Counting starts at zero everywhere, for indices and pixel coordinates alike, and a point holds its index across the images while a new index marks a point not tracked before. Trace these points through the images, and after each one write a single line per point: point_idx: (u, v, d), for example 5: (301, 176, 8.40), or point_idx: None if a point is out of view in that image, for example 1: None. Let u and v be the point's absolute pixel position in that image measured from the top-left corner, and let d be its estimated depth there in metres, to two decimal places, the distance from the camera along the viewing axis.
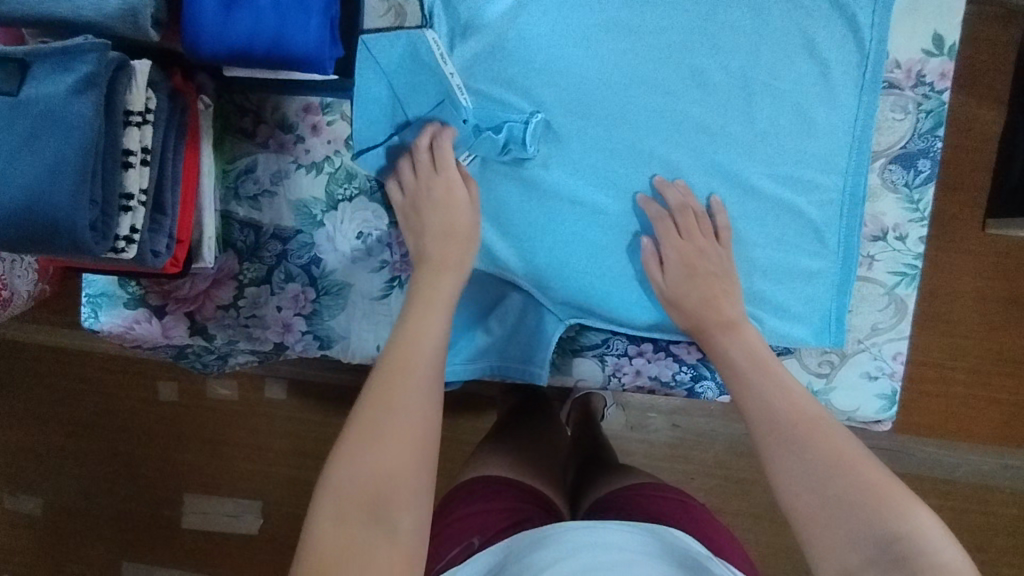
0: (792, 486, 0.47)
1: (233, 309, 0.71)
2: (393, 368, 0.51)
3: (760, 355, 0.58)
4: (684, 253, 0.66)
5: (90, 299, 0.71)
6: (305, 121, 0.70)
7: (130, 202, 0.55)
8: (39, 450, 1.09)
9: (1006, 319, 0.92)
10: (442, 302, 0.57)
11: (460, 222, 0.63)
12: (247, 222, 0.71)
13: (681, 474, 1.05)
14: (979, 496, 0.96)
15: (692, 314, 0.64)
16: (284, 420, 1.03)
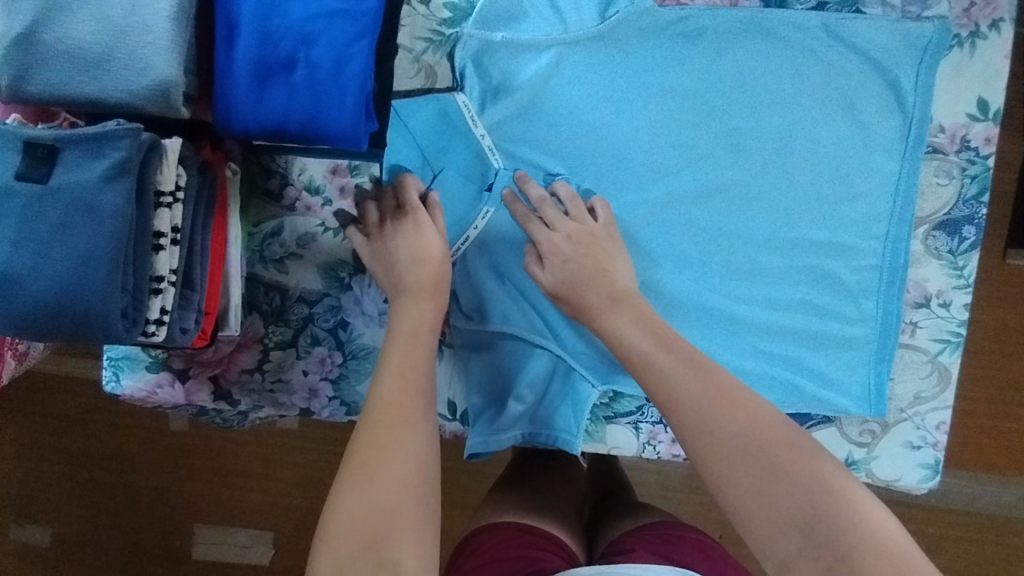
0: (718, 471, 0.45)
1: (258, 373, 0.74)
2: (380, 410, 0.51)
3: (663, 331, 0.56)
4: (558, 245, 0.64)
5: (112, 362, 0.74)
6: (333, 183, 0.71)
7: (161, 283, 0.55)
8: (73, 480, 1.26)
9: None
10: (426, 335, 0.59)
11: (429, 249, 0.63)
12: (273, 284, 0.72)
13: (703, 509, 1.08)
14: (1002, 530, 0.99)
15: (573, 298, 0.62)
16: (300, 449, 1.19)
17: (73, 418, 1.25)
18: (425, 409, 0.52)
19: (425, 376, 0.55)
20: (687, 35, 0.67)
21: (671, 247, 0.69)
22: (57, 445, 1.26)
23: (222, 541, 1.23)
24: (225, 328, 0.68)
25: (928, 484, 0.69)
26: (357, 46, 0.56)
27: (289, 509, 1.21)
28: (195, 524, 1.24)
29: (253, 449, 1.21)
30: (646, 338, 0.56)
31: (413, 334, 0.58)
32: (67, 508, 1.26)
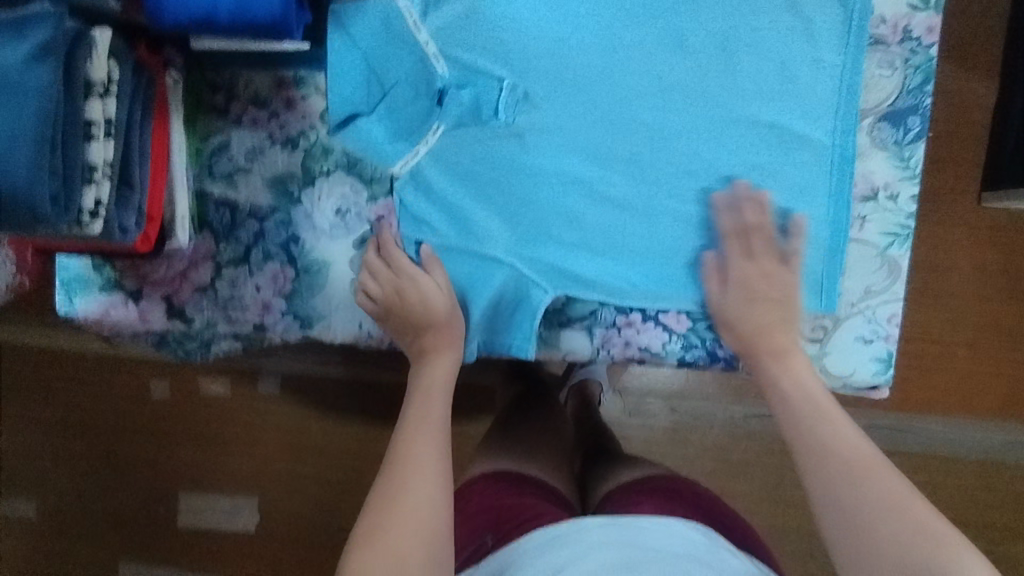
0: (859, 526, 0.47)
1: (211, 291, 0.74)
2: (398, 455, 0.55)
3: (816, 394, 0.57)
4: (749, 274, 0.64)
5: (65, 283, 0.74)
6: (279, 96, 0.71)
7: (94, 174, 0.54)
8: (56, 449, 1.28)
9: (1003, 292, 1.04)
10: (439, 387, 0.62)
11: (434, 313, 0.66)
12: (222, 201, 0.72)
13: (679, 457, 1.15)
14: (982, 475, 1.13)
15: (746, 336, 0.63)
16: (287, 413, 1.22)
17: (55, 387, 1.27)
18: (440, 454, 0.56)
19: (440, 420, 0.59)
20: None
21: (621, 151, 0.69)
22: (36, 415, 1.28)
23: (208, 508, 1.25)
24: (170, 242, 0.68)
25: (883, 379, 0.70)
26: None
27: (272, 474, 1.23)
28: (179, 491, 1.26)
29: (236, 415, 1.24)
30: (802, 396, 0.57)
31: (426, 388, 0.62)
32: (50, 479, 1.28)
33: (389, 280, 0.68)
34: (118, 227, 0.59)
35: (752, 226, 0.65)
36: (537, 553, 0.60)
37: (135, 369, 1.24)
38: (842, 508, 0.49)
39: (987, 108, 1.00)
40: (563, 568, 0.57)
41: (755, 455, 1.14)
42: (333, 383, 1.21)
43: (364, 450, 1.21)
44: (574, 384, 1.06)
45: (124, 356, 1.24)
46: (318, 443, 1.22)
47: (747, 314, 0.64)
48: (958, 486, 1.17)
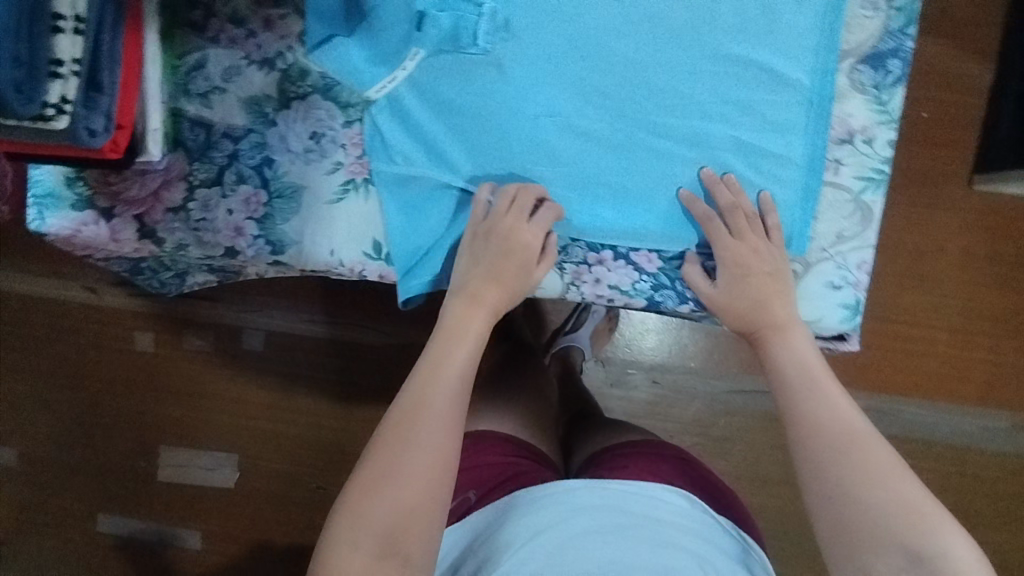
0: (837, 495, 0.53)
1: (183, 213, 0.73)
2: (412, 411, 0.56)
3: (809, 366, 0.62)
4: (739, 254, 0.66)
5: (36, 200, 0.73)
6: (258, 15, 0.70)
7: (60, 69, 0.54)
8: (37, 395, 1.27)
9: (982, 276, 1.16)
10: (471, 339, 0.63)
11: (506, 265, 0.67)
12: (197, 119, 0.72)
13: (662, 429, 1.17)
14: (952, 456, 1.19)
15: (742, 314, 0.67)
16: (272, 370, 1.22)
17: (37, 334, 1.26)
18: (455, 410, 0.58)
19: (460, 375, 0.60)
20: None
21: (598, 83, 0.68)
22: (15, 362, 1.27)
23: (188, 463, 1.25)
24: (141, 156, 0.68)
25: (849, 326, 0.70)
26: None
27: (254, 430, 1.23)
28: (160, 443, 1.26)
29: (218, 370, 1.23)
30: (797, 366, 0.62)
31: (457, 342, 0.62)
32: (29, 425, 1.28)
33: (502, 215, 0.66)
34: (85, 128, 0.59)
35: (730, 207, 0.66)
36: (526, 507, 0.63)
37: (119, 319, 1.24)
38: (831, 479, 0.54)
39: (976, 106, 1.13)
40: (538, 531, 0.59)
41: (736, 432, 1.17)
42: (318, 343, 1.21)
43: (346, 410, 1.21)
44: (557, 352, 1.09)
45: (110, 305, 1.24)
46: (301, 402, 1.22)
47: (741, 296, 0.66)
48: (933, 470, 1.19)
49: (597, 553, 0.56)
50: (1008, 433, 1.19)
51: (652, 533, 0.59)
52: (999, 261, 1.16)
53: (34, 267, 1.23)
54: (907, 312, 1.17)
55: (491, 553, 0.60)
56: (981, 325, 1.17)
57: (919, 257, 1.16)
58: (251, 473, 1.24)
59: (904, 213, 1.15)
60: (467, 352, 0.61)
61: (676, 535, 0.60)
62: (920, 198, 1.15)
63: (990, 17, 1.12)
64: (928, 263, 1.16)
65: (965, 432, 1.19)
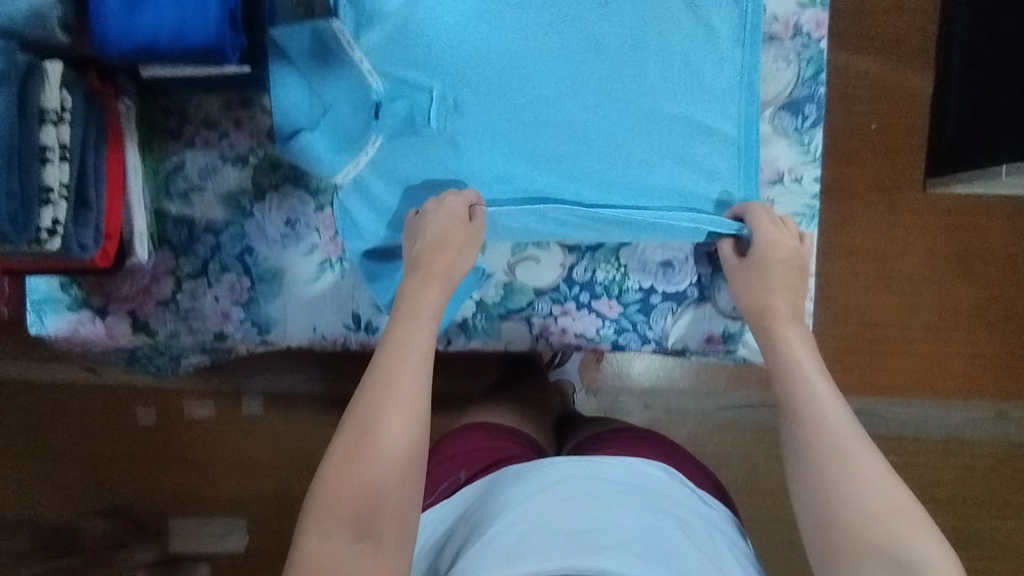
0: (830, 489, 0.55)
1: (172, 304, 0.78)
2: (376, 392, 0.59)
3: (807, 364, 0.63)
4: (774, 247, 0.69)
5: (34, 305, 0.78)
6: (228, 117, 0.76)
7: (51, 195, 0.60)
8: (45, 479, 1.30)
9: (950, 274, 1.21)
10: (426, 317, 0.65)
11: (454, 236, 0.69)
12: (180, 217, 0.77)
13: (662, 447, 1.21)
14: (938, 445, 1.23)
15: (758, 297, 0.69)
16: (275, 431, 1.26)
17: (41, 418, 1.29)
18: (417, 388, 0.60)
19: (421, 355, 0.62)
20: None
21: (544, 149, 0.74)
22: (23, 449, 1.30)
23: (199, 531, 1.28)
24: (129, 259, 0.73)
25: None
26: None
27: (263, 491, 1.26)
28: (171, 515, 1.28)
29: (222, 436, 1.27)
30: (806, 356, 0.64)
31: (413, 317, 0.65)
32: (39, 509, 1.31)
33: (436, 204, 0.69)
34: (76, 244, 0.64)
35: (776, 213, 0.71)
36: (507, 484, 0.66)
37: (122, 396, 1.28)
38: (818, 477, 0.56)
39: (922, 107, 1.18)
40: (528, 498, 0.62)
41: (731, 446, 1.20)
42: (316, 400, 1.24)
43: None
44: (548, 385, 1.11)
45: (111, 383, 1.28)
46: (304, 460, 1.25)
47: (759, 280, 0.70)
48: (922, 463, 1.24)
49: (580, 518, 0.58)
50: (992, 421, 1.24)
51: (639, 500, 0.61)
52: (965, 257, 1.20)
53: (36, 354, 1.27)
54: (882, 315, 1.21)
55: (484, 520, 0.62)
56: (954, 320, 1.21)
57: (886, 262, 1.20)
58: (262, 534, 1.27)
59: (866, 223, 1.20)
60: (426, 333, 0.64)
61: (660, 501, 0.63)
62: (881, 200, 1.19)
63: (924, 30, 1.17)
64: (897, 264, 1.21)
65: (951, 425, 1.23)
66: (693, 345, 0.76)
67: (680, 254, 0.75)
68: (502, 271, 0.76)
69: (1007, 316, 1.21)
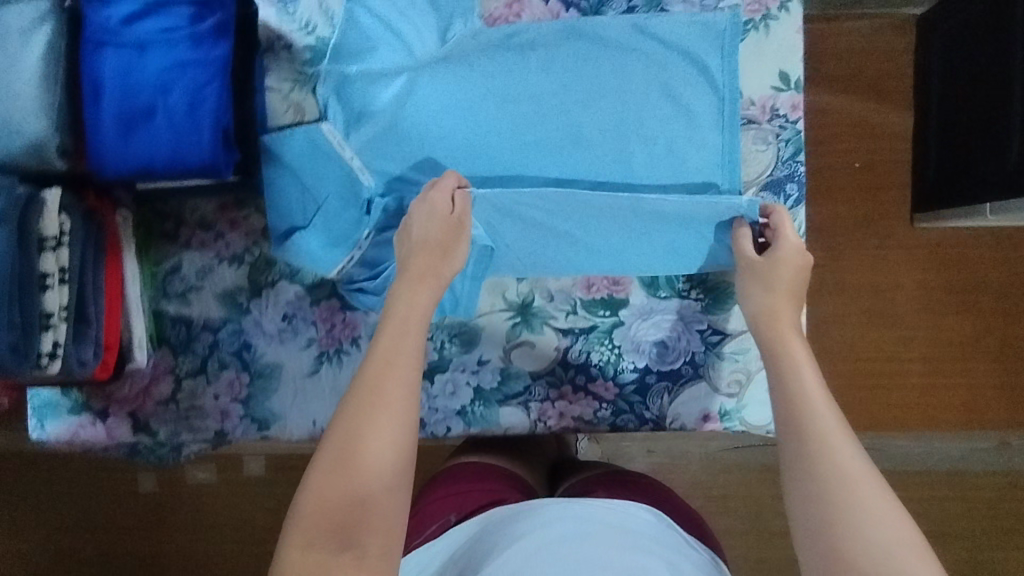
0: (832, 522, 0.50)
1: (173, 403, 0.79)
2: (366, 397, 0.55)
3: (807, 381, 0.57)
4: (784, 259, 0.65)
5: (36, 410, 0.79)
6: (223, 218, 0.78)
7: (51, 319, 0.61)
8: (50, 549, 1.29)
9: (950, 305, 1.15)
10: (419, 319, 0.61)
11: (445, 236, 0.65)
12: (178, 317, 0.78)
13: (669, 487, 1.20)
14: (947, 476, 1.19)
15: (769, 301, 0.64)
16: (272, 495, 1.23)
17: (45, 486, 1.29)
18: (410, 394, 0.56)
19: (414, 359, 0.58)
20: (517, 47, 0.74)
21: None
22: (26, 521, 1.29)
23: None
24: (129, 363, 0.74)
25: None
26: (209, 87, 0.62)
27: (265, 554, 1.24)
28: None
29: (219, 501, 1.25)
30: (810, 372, 0.58)
31: (405, 318, 0.61)
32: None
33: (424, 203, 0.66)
34: (76, 362, 0.65)
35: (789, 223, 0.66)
36: (502, 524, 0.66)
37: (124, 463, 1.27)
38: (822, 510, 0.51)
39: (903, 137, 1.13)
40: (521, 536, 0.62)
41: (738, 488, 1.18)
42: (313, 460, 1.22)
43: None
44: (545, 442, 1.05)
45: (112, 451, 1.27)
46: None
47: (773, 282, 0.65)
48: (931, 497, 1.20)
49: (571, 557, 0.57)
50: (994, 451, 1.19)
51: (625, 541, 0.60)
52: (959, 291, 1.15)
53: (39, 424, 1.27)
54: (878, 348, 1.16)
55: (476, 564, 0.62)
56: (950, 351, 1.16)
57: (879, 294, 1.15)
58: None
59: (856, 257, 1.15)
60: (418, 338, 0.60)
61: (649, 545, 0.61)
62: (870, 238, 1.15)
63: (897, 64, 1.12)
64: (890, 300, 1.16)
65: (954, 457, 1.19)
66: (691, 424, 0.76)
67: (673, 333, 0.76)
68: (498, 357, 0.77)
69: (1003, 347, 1.15)
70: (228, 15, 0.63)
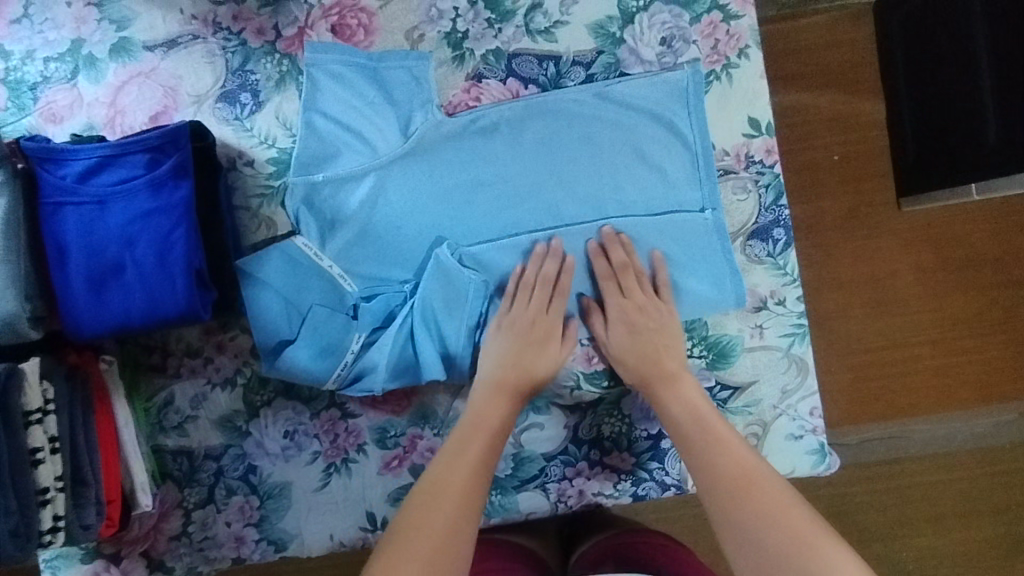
0: (752, 530, 0.56)
1: (185, 536, 0.77)
2: (428, 490, 0.61)
3: (703, 415, 0.66)
4: (627, 310, 0.72)
5: (47, 564, 0.76)
6: (210, 342, 0.76)
7: (47, 494, 0.60)
8: None
9: (963, 281, 1.02)
10: (487, 431, 0.67)
11: (530, 351, 0.71)
12: (178, 450, 0.76)
13: (695, 521, 1.01)
14: (985, 456, 1.06)
15: (636, 368, 0.71)
16: None
17: None
18: (475, 490, 0.62)
19: (478, 459, 0.64)
20: (482, 131, 0.74)
21: None
22: None
23: None
24: (136, 510, 0.71)
25: (822, 468, 0.75)
26: (175, 234, 0.62)
27: None
28: None
29: None
30: (706, 407, 0.67)
31: (478, 424, 0.67)
32: None
33: (519, 308, 0.73)
34: (79, 526, 0.64)
35: (622, 265, 0.72)
36: None
37: None
38: (736, 522, 0.57)
39: (879, 124, 1.01)
40: None
41: None
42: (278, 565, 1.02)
43: None
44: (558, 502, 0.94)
45: None
46: None
47: (634, 348, 0.71)
48: (970, 477, 1.06)
49: None
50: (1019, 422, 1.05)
51: None
52: (971, 265, 1.02)
53: None
54: (885, 337, 1.01)
55: None
56: (955, 331, 1.02)
57: (877, 284, 1.01)
58: None
59: (849, 251, 1.01)
60: (489, 446, 0.66)
61: None
62: (860, 224, 1.01)
63: (863, 60, 1.00)
64: (888, 287, 1.01)
65: (977, 433, 1.05)
66: None
67: None
68: (509, 443, 0.76)
69: (1009, 321, 1.02)
70: (185, 155, 0.64)
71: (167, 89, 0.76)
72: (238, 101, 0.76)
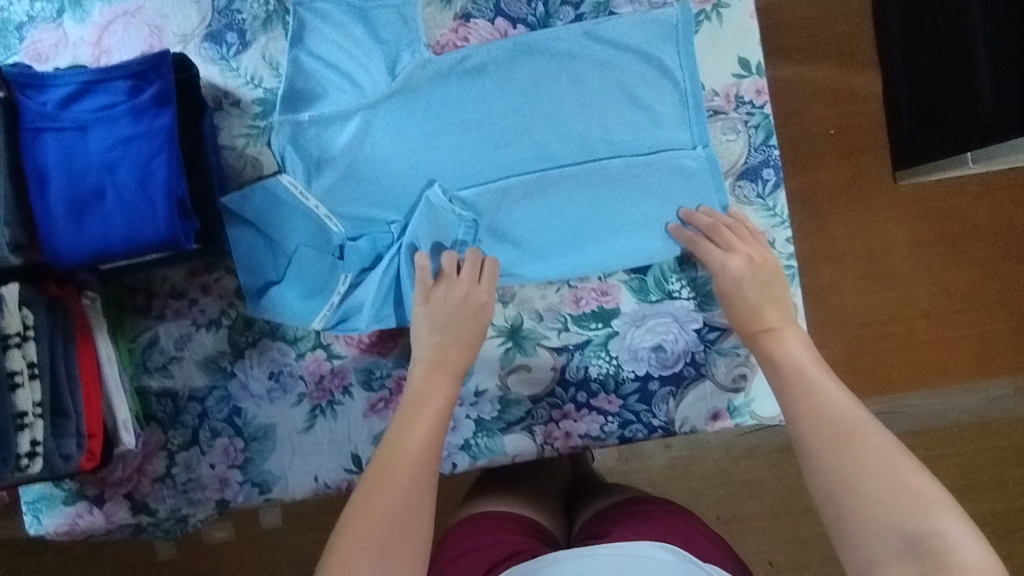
0: (849, 475, 0.50)
1: (169, 479, 0.76)
2: (379, 472, 0.57)
3: (804, 362, 0.60)
4: (732, 264, 0.68)
5: (30, 506, 0.76)
6: (195, 284, 0.76)
7: (25, 418, 0.60)
8: None
9: (956, 251, 1.01)
10: (432, 410, 0.63)
11: (467, 328, 0.70)
12: (162, 392, 0.76)
13: (688, 492, 1.02)
14: (979, 431, 1.05)
15: (739, 317, 0.68)
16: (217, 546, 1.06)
17: None
18: (426, 476, 0.58)
19: (427, 434, 0.61)
20: (470, 71, 0.73)
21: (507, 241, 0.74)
22: None
23: None
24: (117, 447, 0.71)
25: None
26: (156, 161, 0.61)
27: None
28: None
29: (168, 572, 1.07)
30: (807, 355, 0.61)
31: (421, 404, 0.64)
32: None
33: (460, 286, 0.70)
34: (59, 456, 0.63)
35: (711, 227, 0.70)
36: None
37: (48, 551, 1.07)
38: (827, 470, 0.51)
39: (873, 95, 1.00)
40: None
41: (760, 472, 1.02)
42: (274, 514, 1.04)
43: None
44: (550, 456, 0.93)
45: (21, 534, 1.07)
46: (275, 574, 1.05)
47: (738, 301, 0.68)
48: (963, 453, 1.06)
49: None
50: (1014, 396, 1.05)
51: None
52: (965, 236, 1.01)
53: None
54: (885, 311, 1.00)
55: None
56: (952, 305, 1.01)
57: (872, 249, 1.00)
58: None
59: (844, 222, 1.00)
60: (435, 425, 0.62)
61: None
62: (854, 183, 1.00)
63: (857, 20, 1.00)
64: (884, 258, 1.00)
65: (968, 407, 1.05)
66: (701, 425, 0.74)
67: (669, 336, 0.74)
68: (495, 385, 0.75)
69: (1004, 291, 1.01)
70: (167, 83, 0.63)
71: (152, 28, 0.75)
72: (223, 41, 0.75)
